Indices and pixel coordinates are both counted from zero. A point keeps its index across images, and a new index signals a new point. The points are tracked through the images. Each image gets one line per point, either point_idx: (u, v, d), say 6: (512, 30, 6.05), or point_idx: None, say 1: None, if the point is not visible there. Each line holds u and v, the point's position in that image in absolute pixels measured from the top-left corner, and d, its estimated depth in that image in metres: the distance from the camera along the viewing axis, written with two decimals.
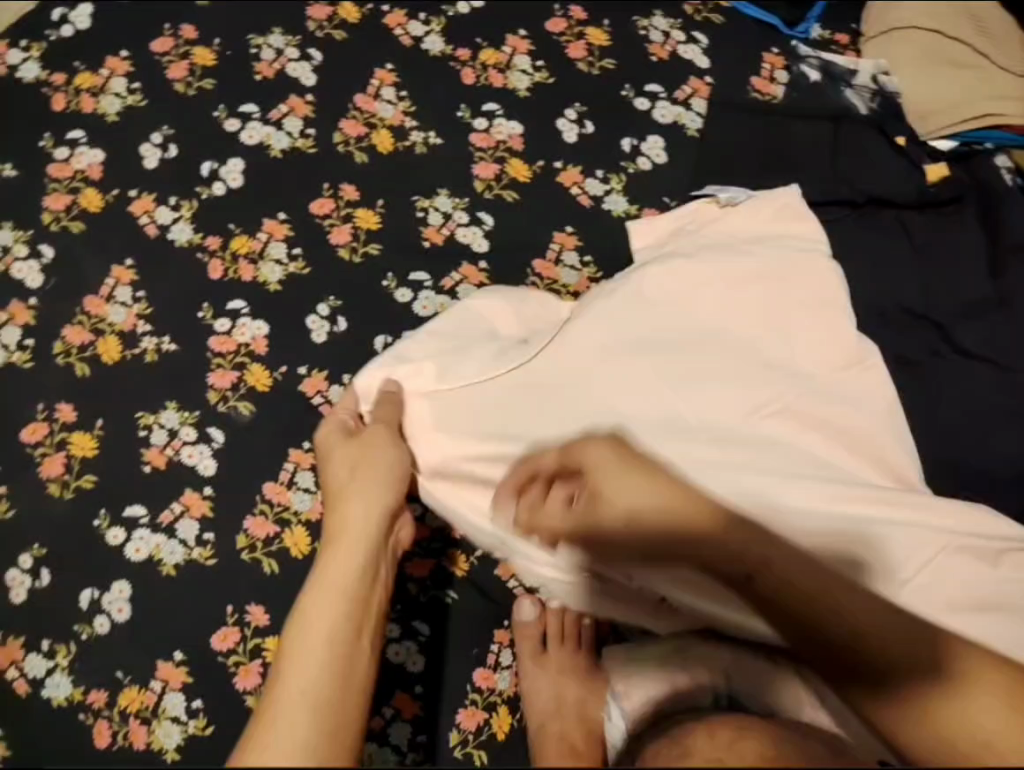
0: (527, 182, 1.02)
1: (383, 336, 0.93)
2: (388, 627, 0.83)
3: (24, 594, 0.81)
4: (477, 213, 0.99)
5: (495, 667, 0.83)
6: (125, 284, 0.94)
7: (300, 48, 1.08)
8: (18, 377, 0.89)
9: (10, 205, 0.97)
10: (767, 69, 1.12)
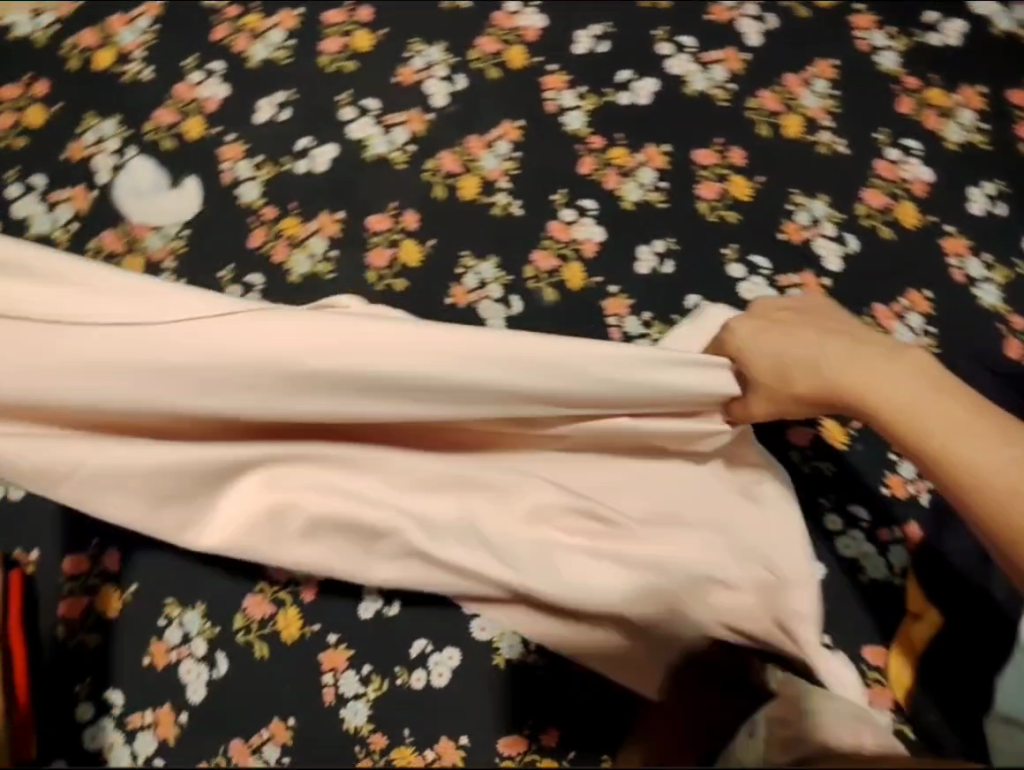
0: (574, 290, 0.94)
1: None
2: (194, 644, 0.84)
3: None
4: (511, 295, 0.95)
5: (254, 750, 0.82)
6: (176, 217, 0.97)
7: (450, 69, 1.02)
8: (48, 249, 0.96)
9: (126, 101, 1.02)
10: (900, 304, 0.93)
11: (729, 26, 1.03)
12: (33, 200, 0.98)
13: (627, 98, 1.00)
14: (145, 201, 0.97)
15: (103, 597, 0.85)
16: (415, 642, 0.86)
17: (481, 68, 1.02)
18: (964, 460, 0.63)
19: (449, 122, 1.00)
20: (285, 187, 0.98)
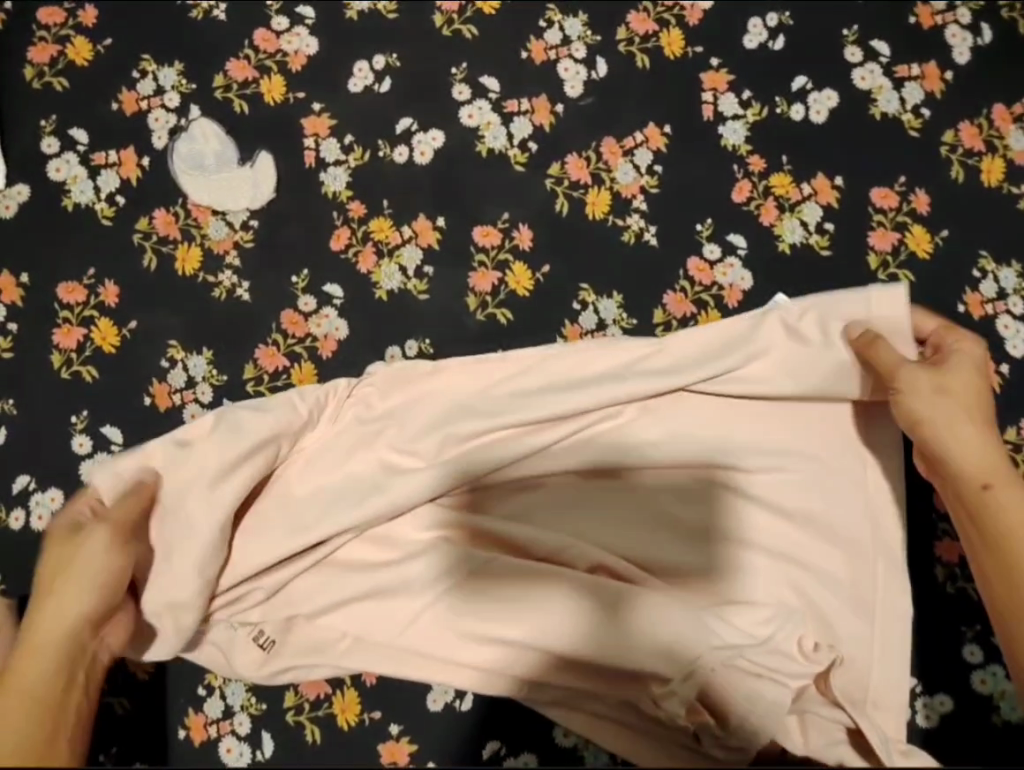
0: None
1: None
2: (239, 719, 0.73)
3: None
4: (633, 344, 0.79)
5: None
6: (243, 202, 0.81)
7: (591, 50, 0.83)
8: (88, 227, 0.80)
9: (195, 44, 0.83)
10: None
11: (934, 36, 0.84)
12: (74, 160, 0.81)
13: (798, 112, 0.83)
14: (206, 177, 0.80)
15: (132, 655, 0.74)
16: (487, 743, 0.74)
17: (628, 52, 0.84)
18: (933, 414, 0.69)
19: (582, 119, 0.82)
20: (377, 180, 0.81)
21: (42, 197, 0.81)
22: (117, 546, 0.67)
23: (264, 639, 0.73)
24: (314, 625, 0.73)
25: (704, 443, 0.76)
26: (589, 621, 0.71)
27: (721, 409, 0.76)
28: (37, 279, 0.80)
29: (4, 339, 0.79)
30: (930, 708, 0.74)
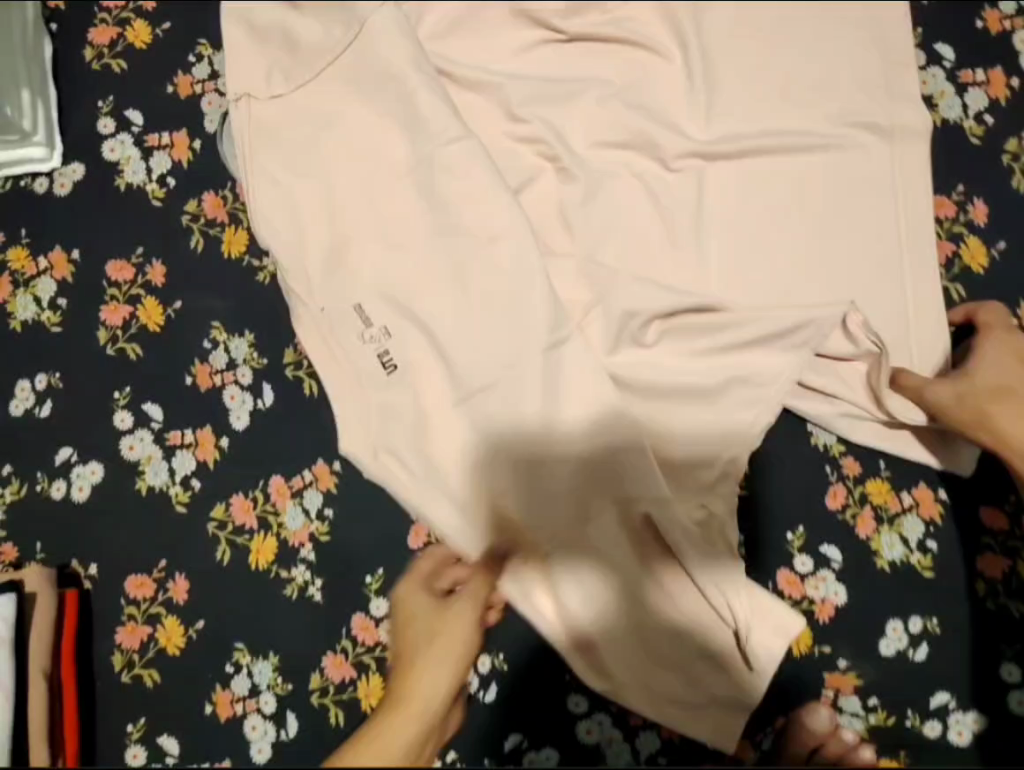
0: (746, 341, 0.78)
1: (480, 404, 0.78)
2: (263, 699, 0.74)
3: (22, 411, 0.79)
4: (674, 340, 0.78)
5: None
6: (287, 185, 0.80)
7: (640, 46, 0.84)
8: (140, 206, 0.82)
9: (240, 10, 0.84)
10: None
11: (1002, 40, 0.83)
12: (128, 141, 0.83)
13: (853, 108, 0.82)
14: (251, 157, 0.80)
15: (165, 629, 0.75)
16: (509, 735, 0.74)
17: None
18: None
19: (631, 114, 0.82)
20: (425, 159, 0.79)
21: (97, 175, 0.82)
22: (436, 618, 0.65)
23: (350, 413, 0.77)
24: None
25: (744, 445, 0.75)
26: (597, 494, 0.74)
27: (763, 409, 0.75)
28: (86, 257, 0.81)
29: (54, 313, 0.80)
30: (962, 725, 0.74)
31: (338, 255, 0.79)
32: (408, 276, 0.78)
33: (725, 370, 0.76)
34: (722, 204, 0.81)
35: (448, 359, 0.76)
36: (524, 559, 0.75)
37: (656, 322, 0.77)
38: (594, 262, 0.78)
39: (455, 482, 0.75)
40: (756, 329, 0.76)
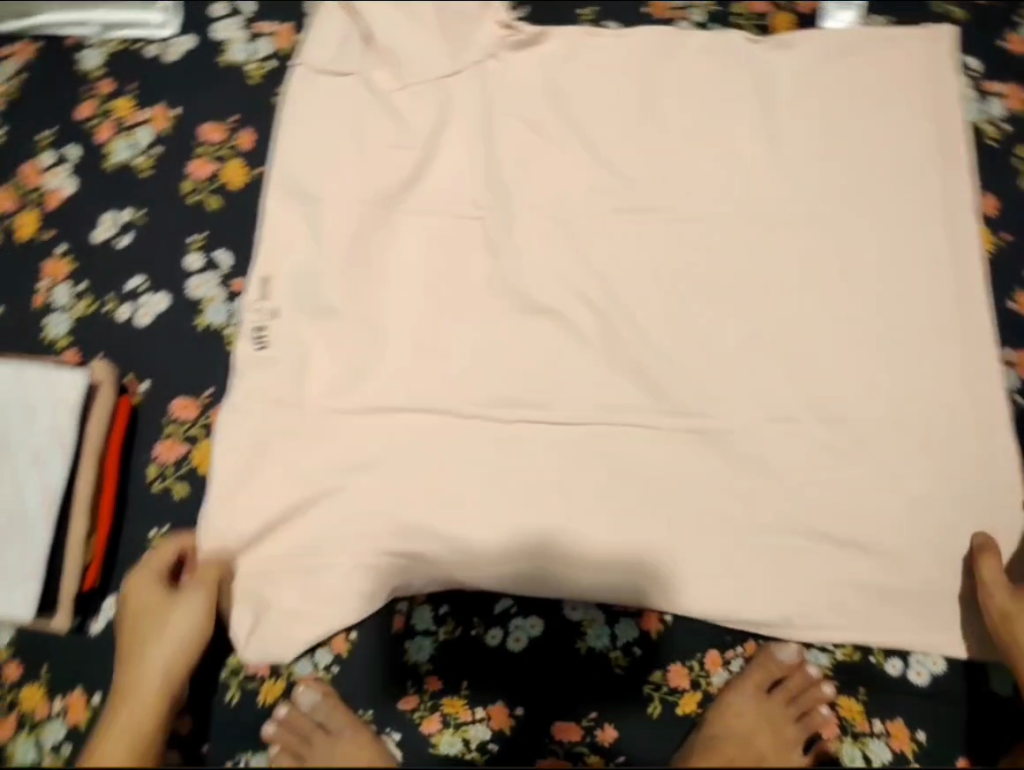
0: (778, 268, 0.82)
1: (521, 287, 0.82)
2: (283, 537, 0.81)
3: (105, 237, 0.86)
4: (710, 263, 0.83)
5: (307, 650, 0.82)
6: (368, 75, 0.87)
7: (710, 16, 0.92)
8: (240, 82, 0.90)
9: None
10: None
11: None
12: (237, 25, 0.92)
13: (909, 81, 0.86)
14: (333, 53, 0.87)
15: (200, 451, 0.80)
16: (499, 600, 0.81)
17: (739, 24, 0.92)
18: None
19: (694, 55, 0.87)
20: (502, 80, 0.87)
21: (204, 49, 0.91)
22: (172, 660, 0.72)
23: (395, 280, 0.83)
24: (360, 468, 0.78)
25: (759, 373, 0.81)
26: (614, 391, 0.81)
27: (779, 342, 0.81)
28: (185, 114, 0.89)
29: (146, 157, 0.87)
30: (922, 666, 0.80)
31: (410, 137, 0.85)
32: (473, 172, 0.85)
33: (750, 303, 0.82)
34: (771, 146, 0.85)
35: (501, 248, 0.83)
36: (534, 432, 0.80)
37: (696, 250, 0.83)
38: (646, 188, 0.85)
39: (488, 364, 0.81)
40: (783, 271, 0.83)
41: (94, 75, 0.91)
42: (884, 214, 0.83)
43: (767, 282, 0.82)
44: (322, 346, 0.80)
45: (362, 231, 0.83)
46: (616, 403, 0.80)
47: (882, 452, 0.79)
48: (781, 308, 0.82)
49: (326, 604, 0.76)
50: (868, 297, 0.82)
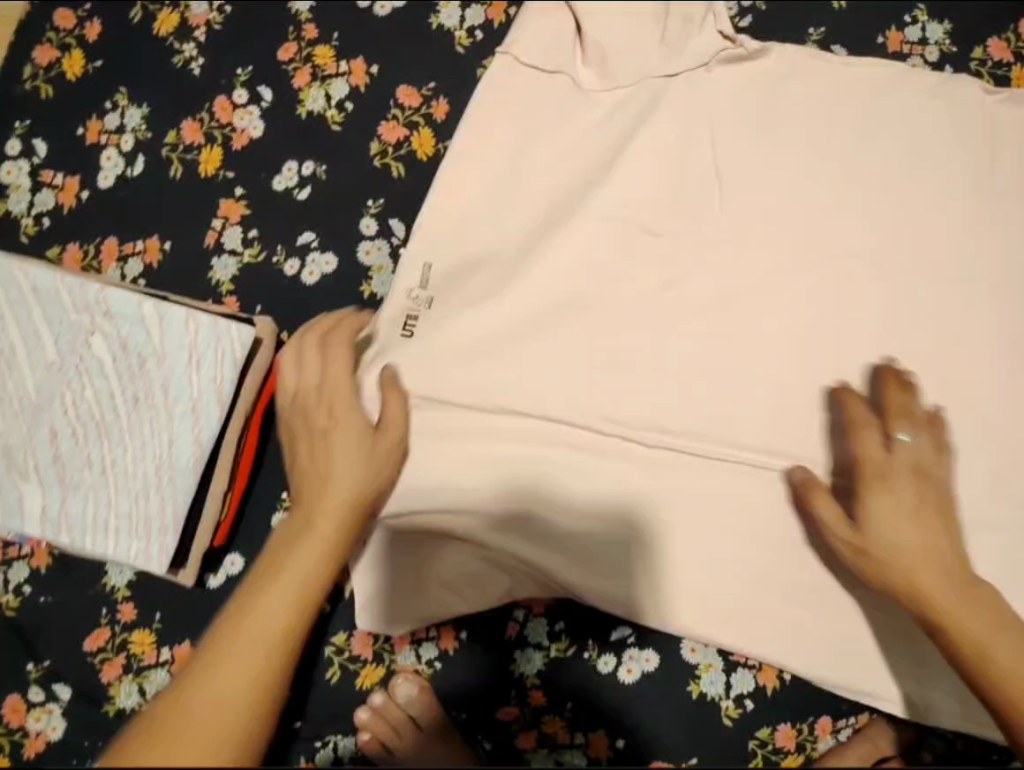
0: (959, 342, 0.80)
1: (690, 319, 0.81)
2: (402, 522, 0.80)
3: (283, 188, 0.85)
4: (890, 326, 0.80)
5: (413, 642, 0.80)
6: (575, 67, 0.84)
7: (942, 59, 0.86)
8: (444, 49, 0.87)
9: None
10: None
11: None
12: None
13: None
14: (543, 43, 0.84)
15: None
16: (617, 627, 0.78)
17: (976, 72, 0.86)
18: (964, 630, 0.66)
19: (913, 101, 0.84)
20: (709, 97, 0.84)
21: (415, 9, 0.87)
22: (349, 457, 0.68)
23: (564, 285, 0.82)
24: (504, 472, 0.78)
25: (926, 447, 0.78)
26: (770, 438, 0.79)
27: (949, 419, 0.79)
28: (384, 74, 0.86)
29: (339, 113, 0.86)
30: None
31: (604, 145, 0.83)
32: (661, 189, 0.83)
33: (927, 371, 0.79)
34: (973, 215, 0.82)
35: (677, 274, 0.82)
36: (681, 466, 0.79)
37: (878, 309, 0.81)
38: (837, 234, 0.82)
39: (646, 389, 0.80)
40: (964, 346, 0.80)
41: (302, 17, 0.87)
42: None
43: (946, 356, 0.80)
44: (484, 338, 0.80)
45: (537, 234, 0.82)
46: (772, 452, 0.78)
47: None
48: (958, 383, 0.79)
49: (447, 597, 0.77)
50: None
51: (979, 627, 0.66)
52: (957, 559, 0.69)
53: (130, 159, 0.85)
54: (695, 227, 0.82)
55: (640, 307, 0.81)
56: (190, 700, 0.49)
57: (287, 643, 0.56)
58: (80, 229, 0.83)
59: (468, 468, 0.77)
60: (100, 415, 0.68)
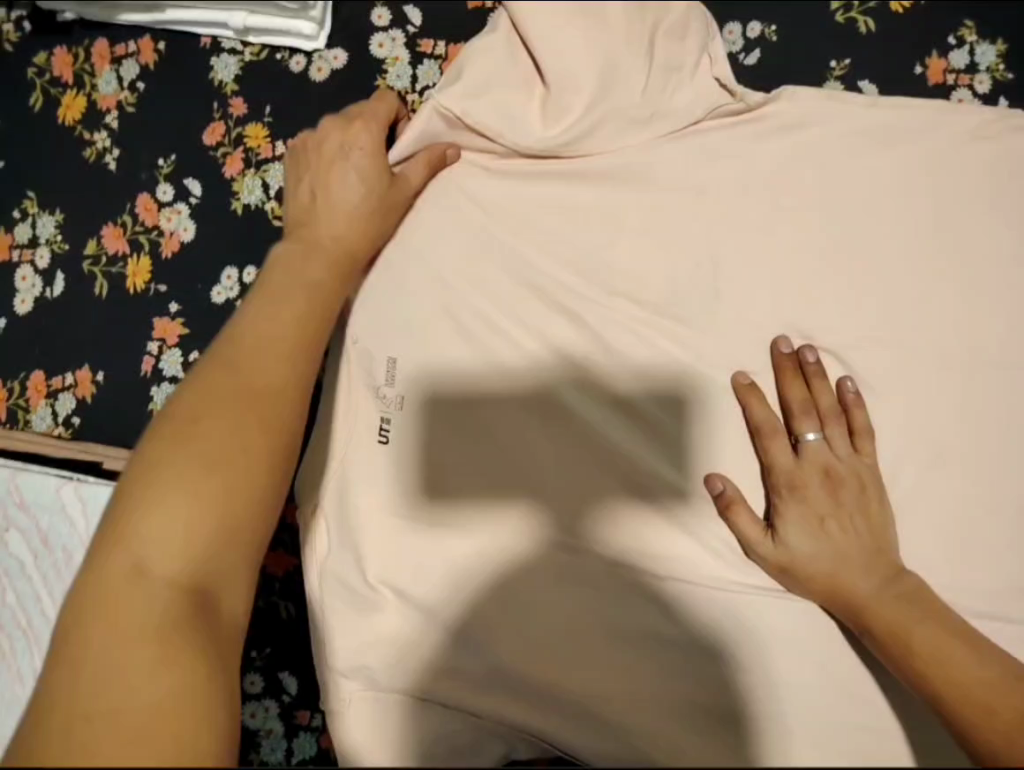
0: (1000, 444, 0.71)
1: (693, 434, 0.71)
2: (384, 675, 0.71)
3: (223, 299, 0.73)
4: (924, 429, 0.71)
5: None
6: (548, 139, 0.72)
7: (995, 88, 0.71)
8: (396, 119, 0.74)
9: None
10: None
11: None
12: (400, 40, 0.74)
13: None
14: (510, 111, 0.72)
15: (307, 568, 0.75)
16: None
17: None
18: (928, 647, 0.61)
19: (955, 152, 0.71)
20: (704, 171, 0.73)
21: (359, 69, 0.74)
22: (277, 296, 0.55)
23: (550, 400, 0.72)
24: (499, 621, 0.69)
25: (965, 566, 0.70)
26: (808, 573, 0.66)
27: (994, 533, 0.70)
28: None
29: (279, 205, 0.73)
30: None
31: (587, 232, 0.73)
32: (655, 280, 0.73)
33: (965, 481, 0.71)
34: (1019, 290, 0.71)
35: (676, 379, 0.71)
36: (697, 606, 0.69)
37: (908, 408, 0.71)
38: (860, 323, 0.71)
39: (650, 516, 0.70)
40: (1009, 447, 0.71)
41: (227, 89, 0.75)
42: None
43: (986, 460, 0.71)
44: (468, 463, 0.72)
45: (519, 340, 0.72)
46: (805, 585, 0.67)
47: None
48: (1000, 491, 0.70)
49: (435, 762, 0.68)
50: None
51: (971, 666, 0.60)
52: (883, 558, 0.66)
53: (48, 277, 0.74)
54: (694, 326, 0.72)
55: (634, 423, 0.72)
56: (132, 533, 0.40)
57: (250, 519, 0.43)
58: (3, 364, 0.74)
59: (460, 618, 0.69)
60: (28, 621, 0.60)
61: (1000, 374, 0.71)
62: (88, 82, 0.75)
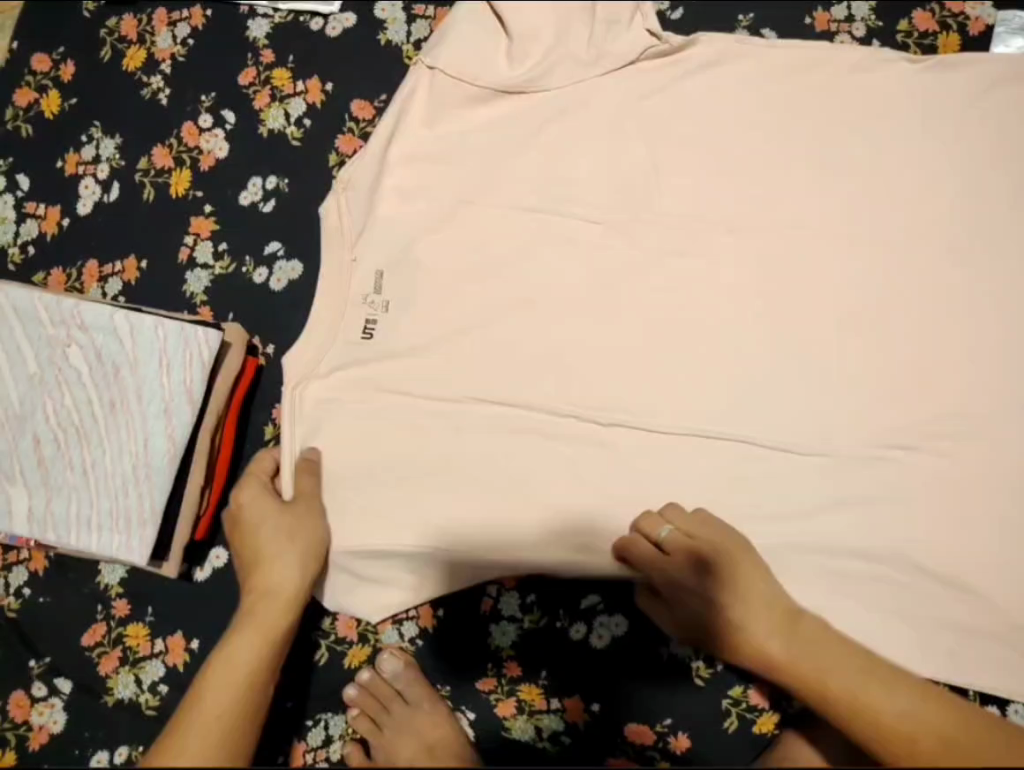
0: (890, 307, 0.85)
1: (635, 303, 0.85)
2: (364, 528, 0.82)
3: (249, 202, 0.90)
4: (828, 297, 0.85)
5: (395, 622, 0.84)
6: (512, 70, 0.89)
7: (868, 32, 0.92)
8: (394, 62, 0.93)
9: None
10: None
11: None
12: (398, 5, 0.94)
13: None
14: (483, 50, 0.90)
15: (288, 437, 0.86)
16: (587, 595, 0.83)
17: (903, 43, 0.92)
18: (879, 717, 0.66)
19: (839, 77, 0.88)
20: (642, 92, 0.89)
21: (365, 27, 0.94)
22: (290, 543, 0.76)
23: (517, 279, 0.86)
24: (472, 455, 0.82)
25: (862, 405, 0.83)
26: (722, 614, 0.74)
27: (887, 378, 0.84)
28: (339, 90, 0.92)
29: (298, 129, 0.91)
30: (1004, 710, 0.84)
31: (547, 143, 0.89)
32: (604, 178, 0.88)
33: (863, 335, 0.84)
34: (897, 183, 0.87)
35: (619, 258, 0.87)
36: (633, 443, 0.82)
37: (813, 279, 0.85)
38: (770, 209, 0.87)
39: (599, 368, 0.84)
40: (898, 308, 0.85)
41: (259, 43, 0.93)
42: (1000, 260, 0.85)
43: (879, 318, 0.85)
44: (445, 328, 0.85)
45: (490, 226, 0.87)
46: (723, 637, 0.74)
47: (977, 490, 0.81)
48: (891, 344, 0.84)
49: (410, 582, 0.81)
50: (974, 339, 0.84)
51: (923, 736, 0.65)
52: (773, 623, 0.72)
53: (105, 186, 0.91)
54: (636, 215, 0.87)
55: (587, 291, 0.86)
56: None
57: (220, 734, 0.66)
58: (61, 254, 0.89)
59: (436, 454, 0.82)
60: (80, 420, 0.73)
61: (888, 250, 0.86)
62: (149, 39, 0.94)
